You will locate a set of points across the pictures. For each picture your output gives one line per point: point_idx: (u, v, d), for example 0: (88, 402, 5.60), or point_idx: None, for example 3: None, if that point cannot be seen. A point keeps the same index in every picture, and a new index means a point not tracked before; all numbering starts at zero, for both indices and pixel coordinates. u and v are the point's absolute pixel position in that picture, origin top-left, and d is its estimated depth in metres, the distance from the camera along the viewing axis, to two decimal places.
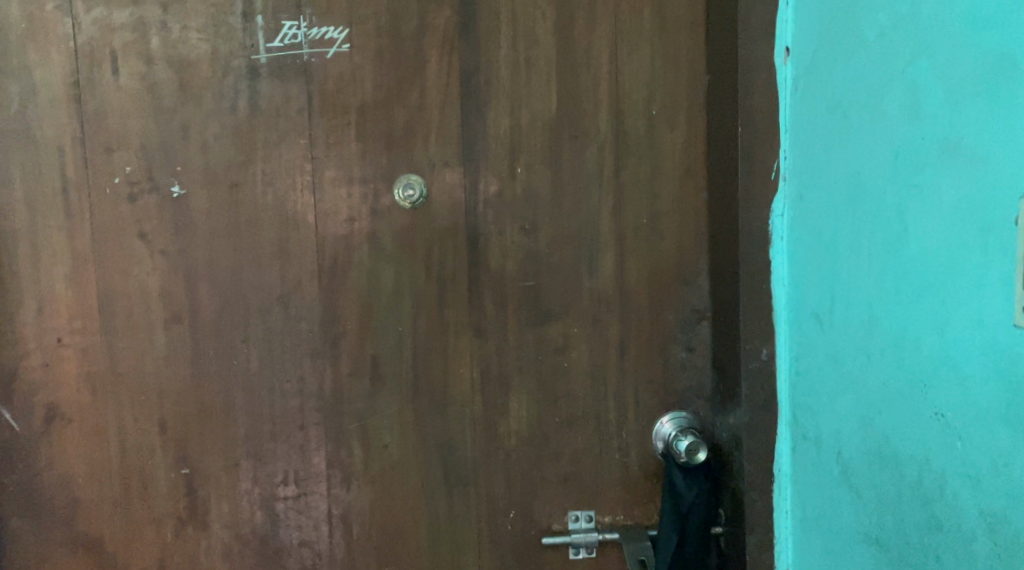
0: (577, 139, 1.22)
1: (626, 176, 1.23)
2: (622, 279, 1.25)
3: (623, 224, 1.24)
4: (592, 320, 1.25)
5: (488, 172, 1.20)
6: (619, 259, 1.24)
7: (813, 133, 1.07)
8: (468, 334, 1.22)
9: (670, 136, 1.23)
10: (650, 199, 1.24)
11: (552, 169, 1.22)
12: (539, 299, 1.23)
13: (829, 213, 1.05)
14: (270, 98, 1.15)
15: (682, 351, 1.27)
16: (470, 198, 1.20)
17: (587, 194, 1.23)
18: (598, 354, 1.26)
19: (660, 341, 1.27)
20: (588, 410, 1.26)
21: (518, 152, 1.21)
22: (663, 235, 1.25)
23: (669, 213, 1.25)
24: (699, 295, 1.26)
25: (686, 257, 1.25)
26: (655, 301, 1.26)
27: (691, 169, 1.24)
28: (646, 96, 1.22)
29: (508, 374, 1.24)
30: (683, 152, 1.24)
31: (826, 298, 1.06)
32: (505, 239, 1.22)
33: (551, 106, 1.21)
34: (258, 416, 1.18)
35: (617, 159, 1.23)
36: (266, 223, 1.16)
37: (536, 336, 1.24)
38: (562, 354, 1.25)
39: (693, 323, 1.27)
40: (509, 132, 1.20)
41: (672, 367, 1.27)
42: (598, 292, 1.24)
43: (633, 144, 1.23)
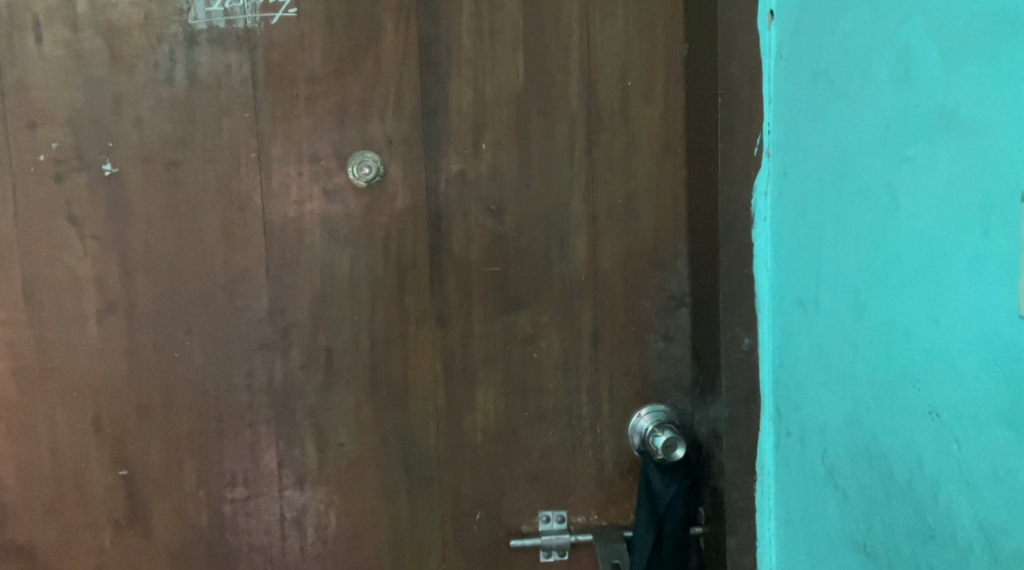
0: (547, 113, 1.13)
1: (598, 153, 1.15)
2: (595, 263, 1.17)
3: (597, 204, 1.16)
4: (564, 308, 1.17)
5: (450, 148, 1.12)
6: (592, 242, 1.16)
7: (797, 105, 0.99)
8: (430, 324, 1.14)
9: (645, 111, 1.15)
10: (624, 178, 1.16)
11: (520, 144, 1.13)
12: (506, 285, 1.15)
13: (815, 192, 0.97)
14: (211, 68, 1.05)
15: (660, 339, 1.20)
16: (432, 176, 1.12)
17: (559, 172, 1.15)
18: (570, 344, 1.18)
19: (636, 329, 1.19)
20: (560, 403, 1.19)
21: (483, 126, 1.12)
22: (638, 216, 1.17)
23: (645, 193, 1.17)
24: (677, 280, 1.19)
25: (664, 240, 1.18)
26: (630, 287, 1.18)
27: (669, 145, 1.16)
28: (620, 67, 1.14)
29: (474, 366, 1.16)
30: (660, 127, 1.16)
31: (810, 284, 0.98)
32: (469, 221, 1.13)
33: (517, 78, 1.12)
34: (202, 413, 1.10)
35: (590, 135, 1.15)
36: (209, 205, 1.07)
37: (503, 325, 1.16)
38: (531, 344, 1.17)
39: (672, 310, 1.19)
40: (473, 105, 1.12)
41: (649, 357, 1.20)
42: (570, 278, 1.17)
43: (606, 118, 1.15)
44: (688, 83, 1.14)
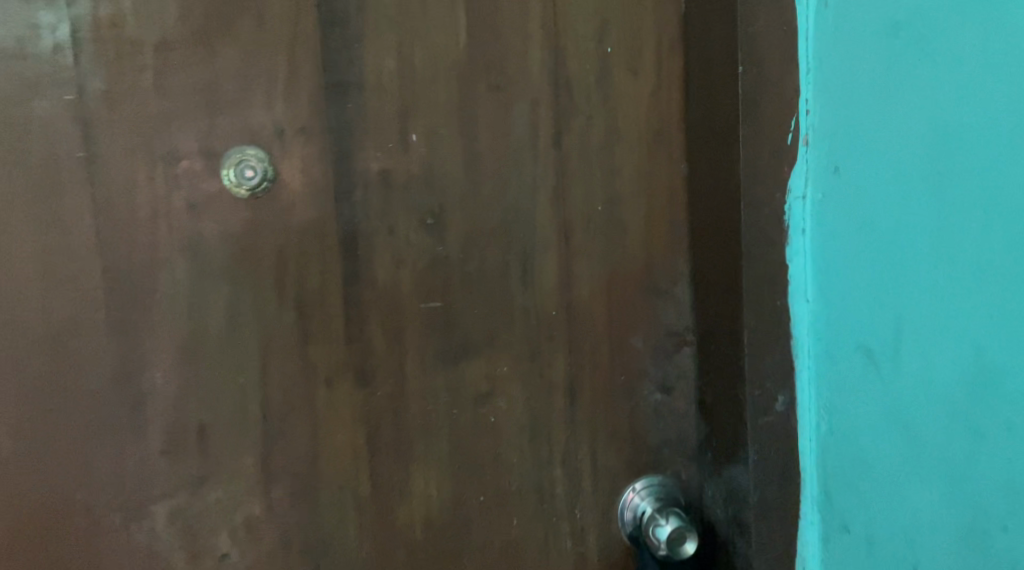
0: (501, 90, 0.84)
1: (571, 145, 0.87)
2: (570, 292, 0.89)
3: (570, 213, 0.88)
4: (530, 353, 0.88)
5: (369, 140, 0.81)
6: (564, 265, 0.88)
7: (862, 77, 0.73)
8: (346, 384, 0.83)
9: (632, 87, 0.88)
10: (605, 177, 0.88)
11: (466, 134, 0.84)
12: (452, 326, 0.86)
13: (894, 198, 0.71)
14: (9, 28, 0.73)
15: (655, 389, 0.93)
16: (343, 179, 0.81)
17: (518, 170, 0.86)
18: (539, 401, 0.89)
19: (624, 378, 0.92)
20: (528, 480, 0.90)
21: (412, 109, 0.82)
22: (625, 229, 0.89)
23: (633, 197, 0.89)
24: (677, 310, 0.92)
25: (657, 260, 0.91)
26: (615, 322, 0.91)
27: (662, 134, 0.89)
28: (598, 29, 0.86)
29: (410, 438, 0.86)
30: (649, 111, 0.89)
31: (888, 321, 0.73)
32: (397, 241, 0.83)
33: (459, 43, 0.82)
34: (16, 526, 0.77)
35: (558, 120, 0.86)
36: (15, 229, 0.74)
37: (449, 380, 0.86)
38: (486, 404, 0.88)
39: (671, 351, 0.92)
40: (398, 79, 0.81)
41: (642, 413, 0.92)
42: (538, 314, 0.88)
43: (580, 98, 0.87)
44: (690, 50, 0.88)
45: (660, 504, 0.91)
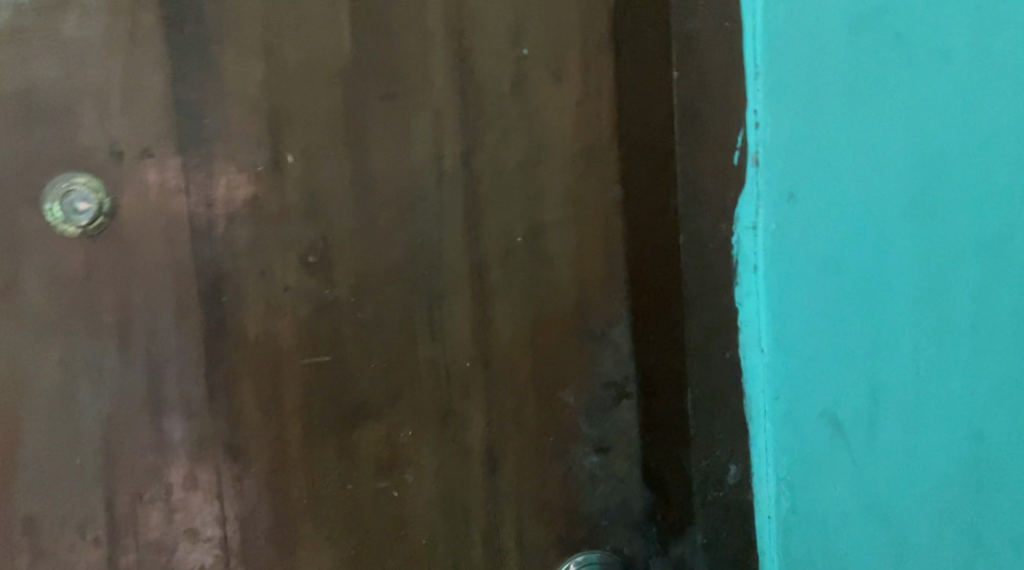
0: (396, 101, 0.71)
1: (483, 166, 0.74)
2: (488, 341, 0.75)
3: (485, 247, 0.74)
4: (440, 414, 0.75)
5: (232, 163, 0.67)
6: (480, 308, 0.75)
7: (823, 86, 0.60)
8: (213, 456, 0.70)
9: (556, 96, 0.75)
10: (525, 203, 0.75)
11: (355, 154, 0.70)
12: (343, 386, 0.71)
13: (867, 235, 0.59)
14: None
15: (593, 452, 0.78)
16: (200, 212, 0.67)
17: (421, 197, 0.72)
18: (453, 470, 0.76)
19: (553, 439, 0.78)
20: (441, 563, 0.76)
21: (286, 125, 0.68)
22: (552, 263, 0.76)
23: (560, 226, 0.76)
24: (616, 356, 0.78)
25: (590, 299, 0.77)
26: (543, 373, 0.77)
27: (591, 151, 0.75)
28: (511, 28, 0.73)
29: (295, 520, 0.72)
30: (576, 124, 0.75)
31: (864, 382, 0.60)
32: (270, 284, 0.69)
33: (342, 45, 0.69)
34: None
35: (467, 137, 0.73)
36: None
37: (341, 450, 0.72)
38: (388, 477, 0.74)
39: (610, 406, 0.78)
40: (266, 89, 0.68)
41: (576, 481, 0.78)
42: (451, 368, 0.74)
43: (492, 110, 0.73)
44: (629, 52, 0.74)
45: None
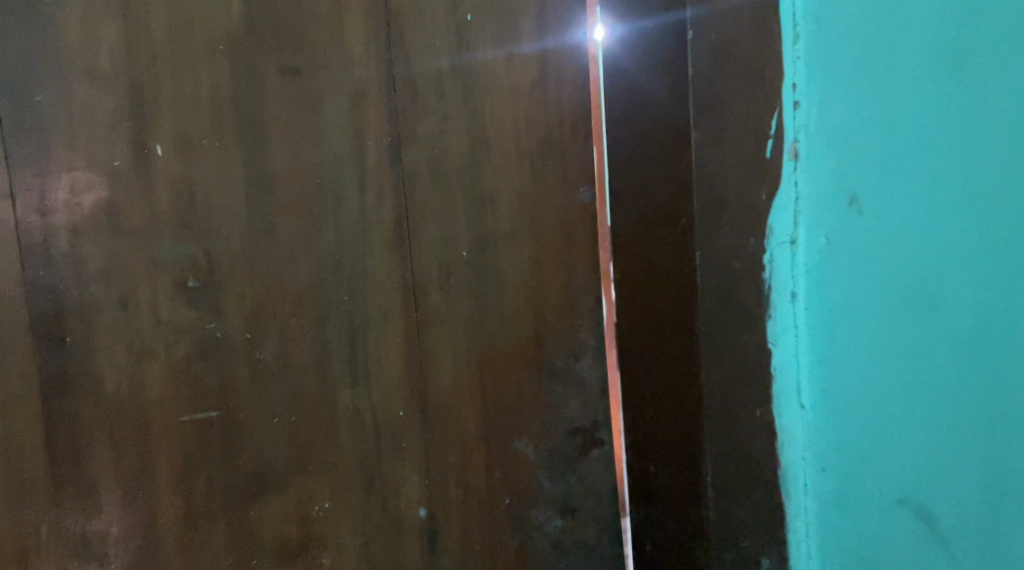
0: (301, 77, 0.54)
1: (418, 160, 0.58)
2: (424, 381, 0.59)
3: (421, 265, 0.58)
4: (364, 478, 0.58)
5: (74, 155, 0.50)
6: (416, 344, 0.59)
7: (909, 62, 0.48)
8: (57, 554, 0.52)
9: (507, 73, 0.59)
10: (472, 208, 0.59)
11: (248, 148, 0.53)
12: (235, 447, 0.55)
13: (982, 255, 0.46)
14: None
15: (556, 515, 0.64)
16: (33, 221, 0.50)
17: (335, 201, 0.56)
18: (384, 548, 0.59)
19: (508, 502, 0.62)
20: None
21: (149, 105, 0.51)
22: (500, 283, 0.60)
23: (514, 237, 0.60)
24: (578, 395, 0.63)
25: (552, 329, 0.62)
26: (495, 421, 0.61)
27: (545, 148, 0.61)
28: None
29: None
30: (529, 114, 0.60)
31: (972, 440, 0.47)
32: (135, 318, 0.52)
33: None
34: None
35: (396, 123, 0.57)
36: None
37: (234, 534, 0.55)
38: (298, 563, 0.57)
39: (574, 458, 0.64)
40: (124, 60, 0.51)
41: (534, 550, 0.63)
42: (387, 417, 0.58)
43: (428, 91, 0.58)
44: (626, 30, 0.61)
45: None
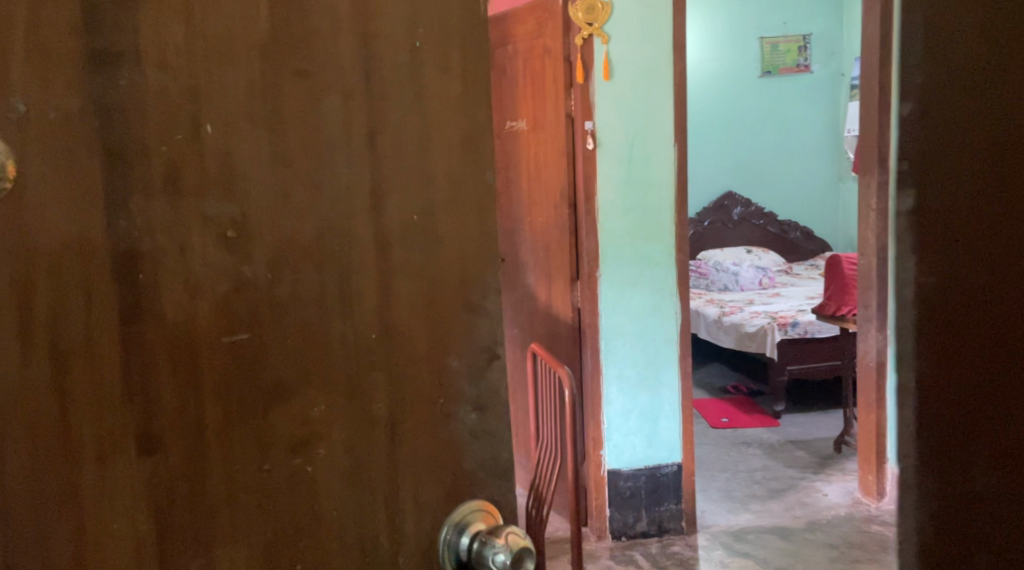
0: (309, 77, 0.70)
1: (384, 143, 0.72)
2: (388, 310, 0.74)
3: (387, 218, 0.73)
4: (350, 388, 0.74)
5: (150, 131, 0.65)
6: (383, 281, 0.73)
7: None
8: (127, 452, 0.67)
9: (445, 82, 0.74)
10: (423, 177, 0.74)
11: (273, 129, 0.69)
12: (259, 362, 0.70)
13: None
14: None
15: (470, 410, 0.78)
16: (117, 179, 0.64)
17: (331, 172, 0.71)
18: (361, 443, 0.74)
19: (443, 401, 0.77)
20: (349, 541, 0.75)
21: (205, 96, 0.67)
22: (440, 242, 0.75)
23: (449, 205, 0.75)
24: (488, 325, 0.78)
25: (482, 281, 0.77)
26: (434, 341, 0.76)
27: (472, 133, 0.75)
28: (408, 15, 0.73)
29: (217, 510, 0.70)
30: (459, 106, 0.75)
31: None
32: (191, 259, 0.67)
33: (254, 11, 0.68)
34: None
35: (373, 114, 0.72)
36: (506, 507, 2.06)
37: (258, 433, 0.71)
38: (302, 455, 0.72)
39: (483, 367, 0.78)
40: (185, 55, 0.66)
41: (459, 440, 0.78)
42: (367, 339, 0.74)
43: (393, 94, 0.72)
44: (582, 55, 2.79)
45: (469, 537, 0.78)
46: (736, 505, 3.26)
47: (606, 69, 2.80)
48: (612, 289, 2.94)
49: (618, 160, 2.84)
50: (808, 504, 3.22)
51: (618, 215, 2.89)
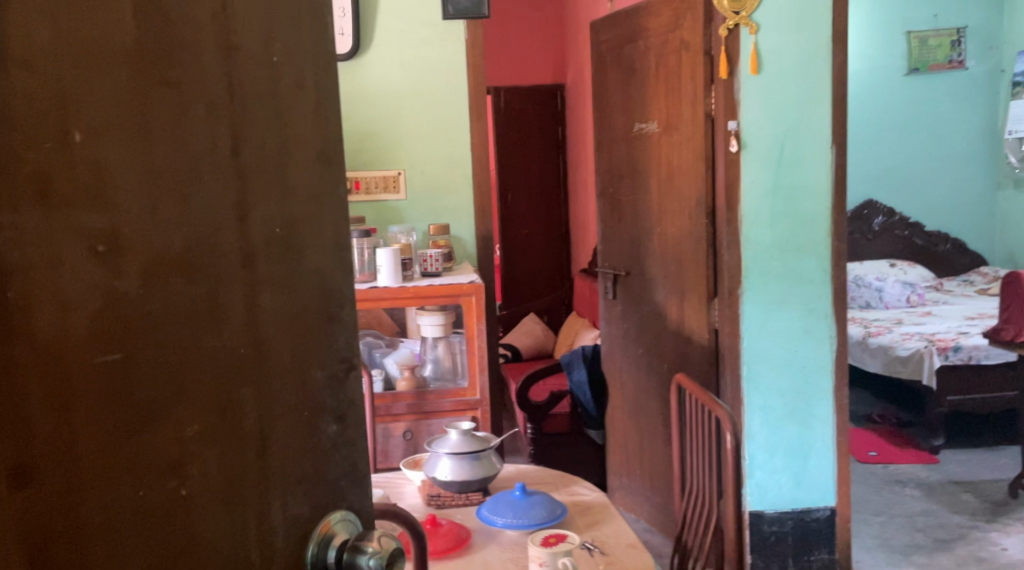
0: (178, 85, 0.85)
1: (246, 155, 0.92)
2: (258, 325, 0.93)
3: (253, 236, 0.93)
4: (221, 407, 0.89)
5: (18, 143, 0.74)
6: (252, 296, 0.93)
7: None
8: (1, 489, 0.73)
9: (296, 104, 0.98)
10: (282, 193, 0.96)
11: (143, 147, 0.82)
12: (133, 383, 0.81)
13: None
14: None
15: (329, 421, 1.04)
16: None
17: (202, 185, 0.87)
18: (231, 453, 0.90)
19: (303, 412, 1.00)
20: (224, 548, 0.89)
21: (75, 107, 0.77)
22: (297, 254, 0.98)
23: (302, 219, 0.99)
24: (336, 337, 1.05)
25: (329, 293, 1.03)
26: (295, 352, 0.98)
27: (326, 151, 1.02)
28: (267, 42, 0.95)
29: (87, 541, 0.78)
30: (314, 122, 1.01)
31: None
32: (66, 267, 0.76)
33: (128, 28, 0.81)
34: None
35: (237, 131, 0.91)
36: None
37: (135, 458, 0.81)
38: (178, 478, 0.85)
39: (337, 376, 1.05)
40: (50, 55, 0.76)
41: (319, 444, 1.02)
42: (233, 349, 0.90)
43: (254, 115, 0.93)
44: (730, 47, 3.59)
45: (341, 544, 1.03)
46: (896, 557, 3.93)
47: (752, 68, 3.56)
48: (755, 309, 3.66)
49: (764, 161, 3.61)
50: (980, 564, 3.81)
51: (765, 225, 3.64)
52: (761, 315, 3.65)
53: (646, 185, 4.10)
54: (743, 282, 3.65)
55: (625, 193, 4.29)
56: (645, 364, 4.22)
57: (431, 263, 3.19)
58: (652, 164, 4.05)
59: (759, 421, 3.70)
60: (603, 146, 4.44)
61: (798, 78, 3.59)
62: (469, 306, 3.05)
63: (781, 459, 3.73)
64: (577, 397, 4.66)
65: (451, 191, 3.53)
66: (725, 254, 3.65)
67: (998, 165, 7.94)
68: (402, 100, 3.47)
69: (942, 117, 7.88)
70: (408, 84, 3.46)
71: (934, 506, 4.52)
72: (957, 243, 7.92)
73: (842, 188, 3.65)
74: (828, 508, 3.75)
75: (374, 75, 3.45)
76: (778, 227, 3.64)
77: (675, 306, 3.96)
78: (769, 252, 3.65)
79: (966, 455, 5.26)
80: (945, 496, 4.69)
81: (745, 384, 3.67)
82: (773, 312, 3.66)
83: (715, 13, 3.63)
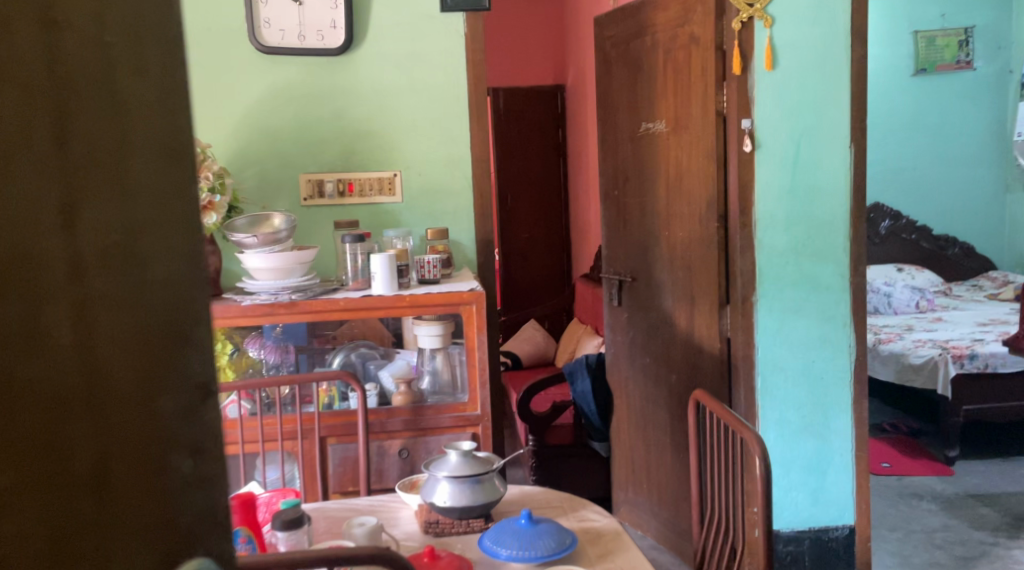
0: None
1: (61, 129, 0.67)
2: (79, 358, 0.69)
3: (66, 239, 0.68)
4: (21, 465, 0.66)
5: None
6: (65, 318, 0.68)
7: None
8: None
9: (138, 56, 0.72)
10: (115, 177, 0.71)
11: None
12: None
13: None
14: None
15: (187, 464, 0.77)
16: None
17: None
18: (31, 526, 0.66)
19: (153, 461, 0.74)
20: None
21: None
22: (134, 253, 0.72)
23: (143, 211, 0.72)
24: (201, 361, 0.78)
25: (191, 303, 0.77)
26: (134, 384, 0.72)
27: (178, 115, 0.75)
28: None
29: None
30: (159, 81, 0.74)
31: None
32: None
33: None
34: None
35: (36, 92, 0.66)
36: None
37: None
38: None
39: (203, 410, 0.78)
40: None
41: (173, 505, 0.76)
42: (30, 391, 0.66)
43: (68, 70, 0.68)
44: (744, 42, 3.41)
45: None
46: None
47: (767, 64, 3.39)
48: (769, 317, 3.49)
49: (779, 162, 3.44)
50: None
51: (781, 228, 3.47)
52: (776, 323, 3.48)
53: (653, 188, 3.89)
54: (757, 288, 3.47)
55: (631, 196, 4.09)
56: (652, 374, 4.03)
57: (428, 269, 3.02)
58: (659, 165, 3.84)
59: (774, 434, 3.52)
60: (607, 146, 4.23)
61: (816, 73, 3.42)
62: (470, 315, 2.87)
63: (797, 476, 3.55)
64: (582, 406, 4.49)
65: (449, 193, 3.34)
66: (738, 259, 3.46)
67: (1007, 165, 7.78)
68: (398, 97, 3.27)
69: (951, 118, 7.66)
70: (405, 81, 3.27)
71: (954, 522, 4.33)
72: (964, 247, 7.72)
73: (860, 189, 3.48)
74: (848, 527, 3.57)
75: (368, 70, 3.25)
76: (794, 230, 3.47)
77: (684, 314, 3.76)
78: (784, 257, 3.48)
79: (982, 466, 5.07)
80: (963, 510, 4.50)
81: (759, 396, 3.50)
82: (788, 320, 3.49)
83: (727, 6, 3.43)
